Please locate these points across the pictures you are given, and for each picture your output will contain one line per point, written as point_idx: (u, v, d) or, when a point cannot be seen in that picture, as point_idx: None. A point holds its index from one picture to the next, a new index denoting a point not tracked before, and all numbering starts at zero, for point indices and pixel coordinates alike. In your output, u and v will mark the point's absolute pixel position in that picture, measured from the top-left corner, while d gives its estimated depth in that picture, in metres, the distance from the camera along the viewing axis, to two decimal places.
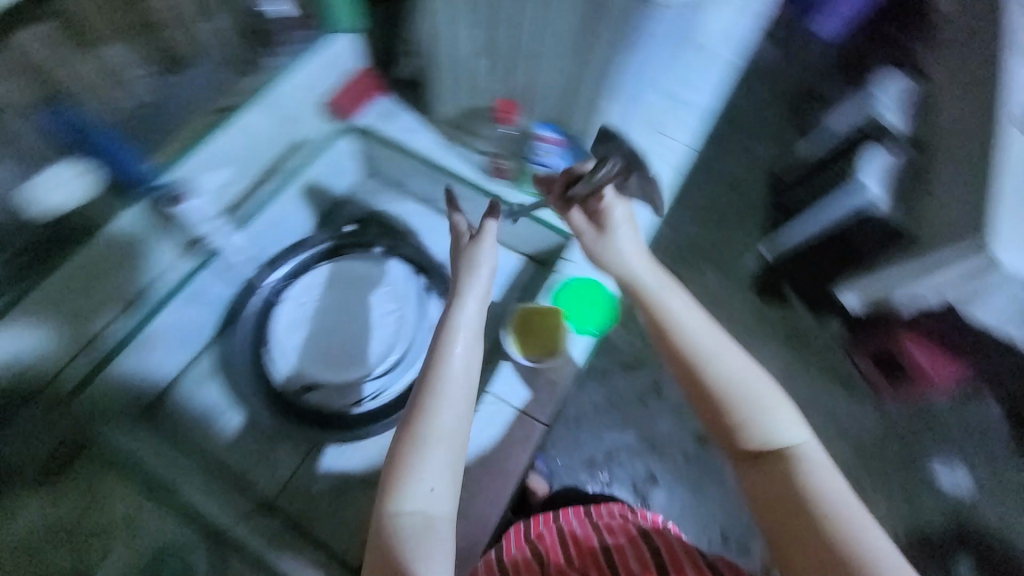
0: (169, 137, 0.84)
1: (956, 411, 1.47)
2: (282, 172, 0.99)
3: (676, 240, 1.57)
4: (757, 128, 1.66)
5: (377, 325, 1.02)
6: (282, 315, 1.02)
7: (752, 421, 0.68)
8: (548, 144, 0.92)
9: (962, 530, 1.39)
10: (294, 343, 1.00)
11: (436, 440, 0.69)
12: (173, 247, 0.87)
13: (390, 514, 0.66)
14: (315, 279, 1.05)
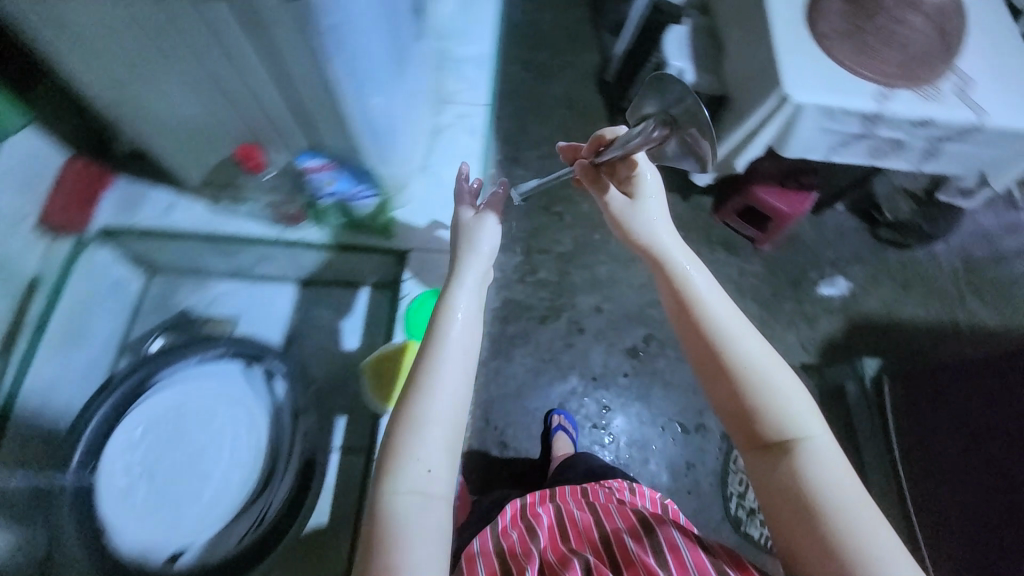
0: None
1: (814, 229, 1.69)
2: (87, 315, 1.02)
3: (527, 212, 1.73)
4: (552, 100, 1.88)
5: (232, 459, 1.03)
6: (106, 485, 0.95)
7: (750, 397, 0.67)
8: (319, 172, 0.94)
9: (855, 324, 1.59)
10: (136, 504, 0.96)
11: (444, 419, 0.66)
12: None
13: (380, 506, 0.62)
14: (141, 437, 1.00)
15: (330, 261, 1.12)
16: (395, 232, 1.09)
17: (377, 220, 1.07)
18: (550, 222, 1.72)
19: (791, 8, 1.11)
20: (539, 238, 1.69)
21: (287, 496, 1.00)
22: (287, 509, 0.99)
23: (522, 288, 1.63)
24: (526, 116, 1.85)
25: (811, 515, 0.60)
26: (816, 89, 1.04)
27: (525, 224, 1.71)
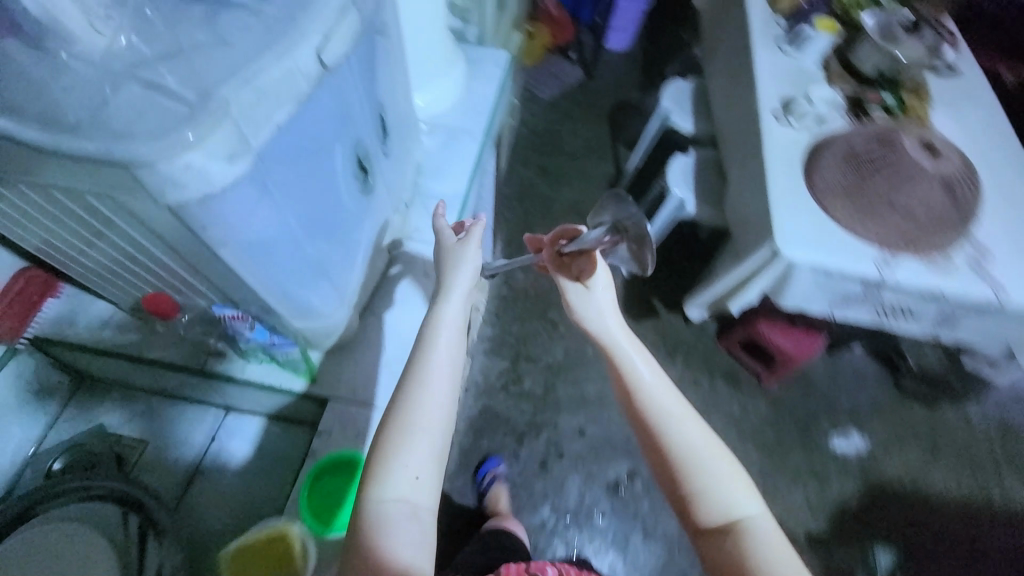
0: None
1: (828, 370, 1.55)
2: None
3: (523, 317, 1.67)
4: (563, 204, 1.88)
5: None
6: None
7: (707, 489, 0.59)
8: (236, 321, 0.64)
9: (872, 488, 1.40)
10: None
11: (412, 481, 0.52)
12: None
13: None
14: None
15: (249, 399, 0.86)
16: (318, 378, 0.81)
17: (301, 364, 0.79)
18: (545, 332, 1.65)
19: (791, 163, 1.09)
20: (530, 347, 1.62)
21: None
22: None
23: (504, 399, 1.54)
24: (535, 218, 1.85)
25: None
26: (812, 250, 0.98)
27: (516, 329, 1.64)
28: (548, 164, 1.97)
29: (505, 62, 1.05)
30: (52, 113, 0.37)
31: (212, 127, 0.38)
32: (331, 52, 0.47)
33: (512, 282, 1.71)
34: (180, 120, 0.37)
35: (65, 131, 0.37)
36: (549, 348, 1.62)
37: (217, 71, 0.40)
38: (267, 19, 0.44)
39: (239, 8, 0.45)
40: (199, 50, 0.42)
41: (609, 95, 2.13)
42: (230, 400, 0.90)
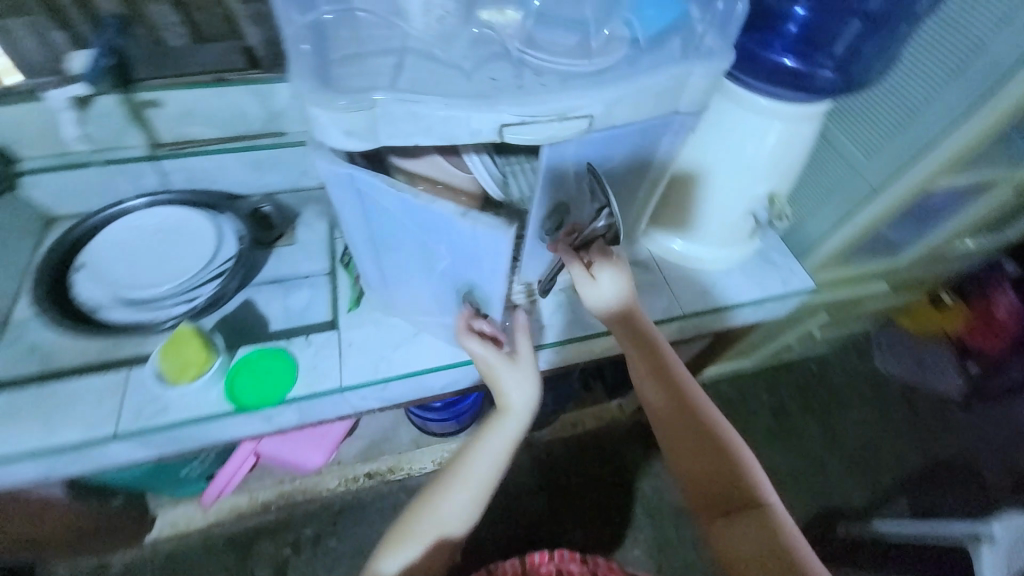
0: (174, 75, 0.84)
1: None
2: (210, 151, 0.90)
3: (586, 480, 1.43)
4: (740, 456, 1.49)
5: (113, 308, 0.76)
6: (114, 236, 0.82)
7: (716, 463, 0.65)
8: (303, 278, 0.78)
9: None
10: (95, 262, 0.79)
11: (449, 512, 0.67)
12: (142, 142, 0.88)
13: (388, 561, 0.67)
14: (150, 223, 0.84)
15: (319, 298, 0.84)
16: (355, 312, 0.75)
17: (358, 295, 0.75)
18: (590, 517, 1.38)
19: None
20: (561, 507, 1.39)
21: (91, 362, 0.74)
22: (84, 366, 0.73)
23: (498, 501, 1.38)
24: None
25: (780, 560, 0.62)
26: None
27: (571, 478, 1.43)
28: (790, 410, 1.60)
29: (789, 290, 0.84)
30: (313, 28, 0.48)
31: (361, 109, 0.41)
32: (519, 132, 0.46)
33: (610, 446, 1.48)
34: (359, 88, 0.42)
35: (302, 49, 0.45)
36: (574, 530, 1.36)
37: (423, 87, 0.45)
38: (506, 84, 0.47)
39: (504, 62, 0.49)
40: (438, 66, 0.48)
41: (948, 444, 1.58)
42: (321, 279, 0.87)
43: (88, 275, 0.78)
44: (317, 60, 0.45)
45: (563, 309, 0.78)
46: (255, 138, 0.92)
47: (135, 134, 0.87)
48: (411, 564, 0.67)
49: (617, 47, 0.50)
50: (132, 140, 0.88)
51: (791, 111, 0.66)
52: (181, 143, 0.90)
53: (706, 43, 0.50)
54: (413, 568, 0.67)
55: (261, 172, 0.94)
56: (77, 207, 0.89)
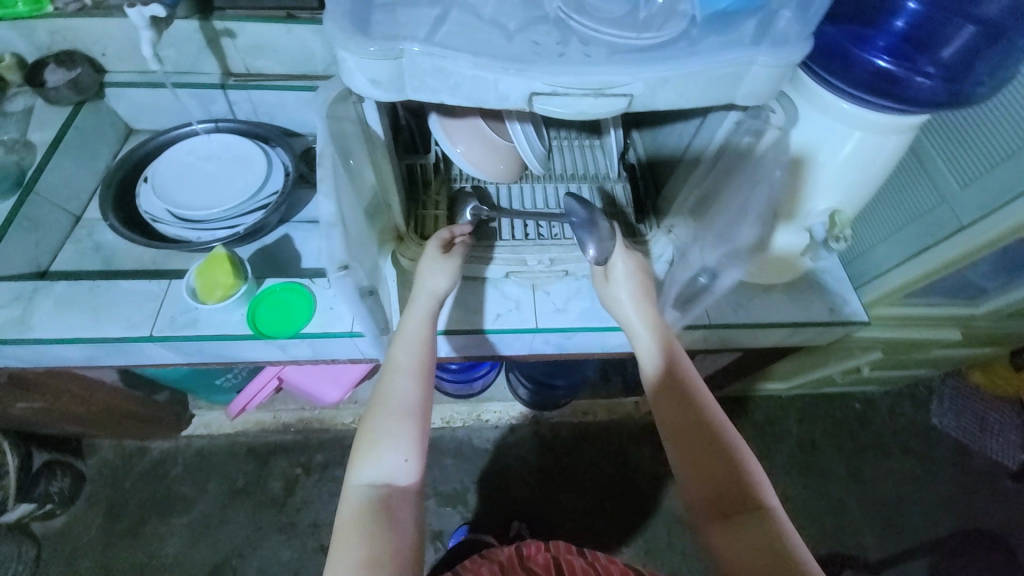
0: (251, 6, 0.87)
1: None
2: (273, 85, 0.94)
3: (587, 467, 1.43)
4: None
5: (166, 222, 0.81)
6: (177, 156, 0.87)
7: (714, 468, 0.54)
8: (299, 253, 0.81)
9: None
10: (157, 177, 0.84)
11: (398, 401, 0.59)
12: (217, 70, 0.93)
13: (359, 475, 0.57)
14: (210, 147, 0.89)
15: None
16: None
17: None
18: (584, 504, 1.38)
19: None
20: (558, 488, 1.40)
21: (145, 269, 0.81)
22: (139, 271, 0.81)
23: (497, 468, 1.42)
24: None
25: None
26: None
27: (573, 463, 1.43)
28: (820, 446, 1.50)
29: (834, 318, 0.78)
30: None
31: (388, 58, 0.40)
32: (548, 103, 0.44)
33: (618, 440, 1.46)
34: (388, 37, 0.41)
35: None
36: (567, 513, 1.37)
37: (458, 43, 0.43)
38: (547, 49, 0.44)
39: (548, 25, 0.46)
40: (480, 24, 0.46)
41: (990, 514, 1.43)
42: None
43: (151, 188, 0.84)
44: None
45: (582, 296, 0.76)
46: (318, 79, 0.95)
47: (209, 62, 0.92)
48: (389, 475, 0.57)
49: (674, 22, 0.45)
50: (208, 67, 0.93)
51: (874, 120, 0.58)
52: (251, 75, 0.94)
53: (779, 26, 0.45)
54: (391, 475, 0.57)
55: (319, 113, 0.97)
56: (156, 122, 0.98)
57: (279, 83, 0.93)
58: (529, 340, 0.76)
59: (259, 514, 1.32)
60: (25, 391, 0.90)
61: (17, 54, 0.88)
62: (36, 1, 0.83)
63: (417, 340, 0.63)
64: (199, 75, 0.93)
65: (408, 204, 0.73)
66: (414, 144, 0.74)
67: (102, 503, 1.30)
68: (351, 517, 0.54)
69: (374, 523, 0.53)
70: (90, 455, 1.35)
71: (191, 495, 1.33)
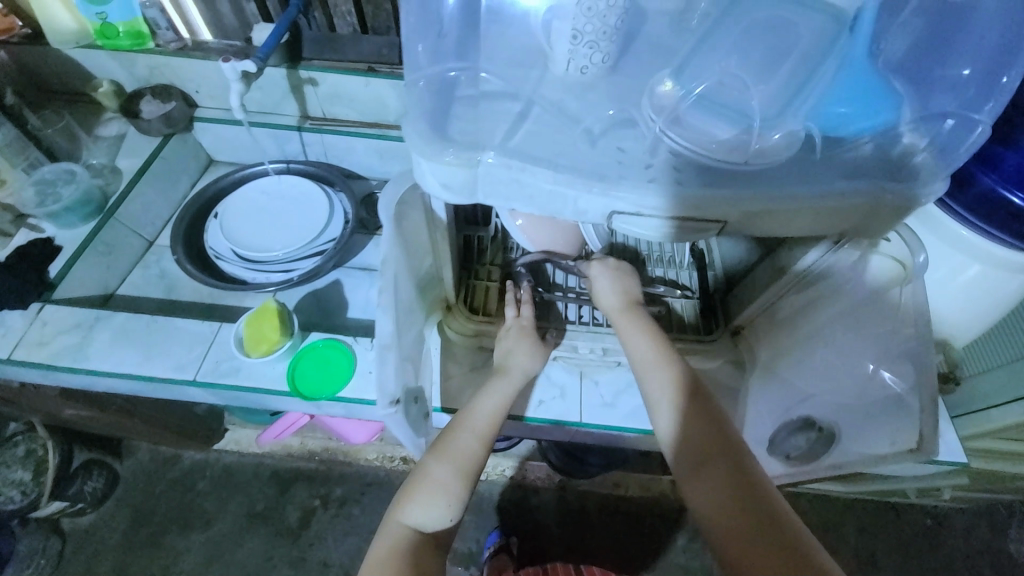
0: (336, 59, 0.90)
1: None
2: (346, 131, 0.96)
3: (612, 546, 1.30)
4: None
5: (226, 259, 0.84)
6: (247, 193, 0.91)
7: (690, 418, 0.55)
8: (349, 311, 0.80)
9: None
10: (226, 213, 0.88)
11: (462, 458, 0.57)
12: (297, 113, 0.97)
13: (403, 515, 0.55)
14: (279, 187, 0.91)
15: None
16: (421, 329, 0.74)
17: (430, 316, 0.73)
18: None
19: None
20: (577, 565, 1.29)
21: (202, 302, 0.83)
22: (197, 305, 0.83)
23: (515, 529, 1.33)
24: None
25: (769, 528, 0.46)
26: None
27: (596, 539, 1.31)
28: (883, 564, 1.27)
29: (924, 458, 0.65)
30: (441, 51, 0.45)
31: (464, 165, 0.38)
32: (629, 223, 0.40)
33: (648, 522, 1.33)
34: (466, 144, 0.39)
35: (426, 80, 0.43)
36: None
37: (537, 151, 0.41)
38: (632, 160, 0.40)
39: (635, 129, 0.42)
40: (563, 125, 0.43)
41: None
42: None
43: (218, 225, 0.87)
44: (437, 94, 0.42)
45: (633, 392, 0.69)
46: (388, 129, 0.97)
47: (289, 104, 0.95)
48: (431, 524, 0.54)
49: (785, 147, 0.40)
50: (288, 110, 0.97)
51: (996, 255, 0.51)
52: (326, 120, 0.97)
53: (913, 163, 0.38)
54: (435, 528, 0.55)
55: (385, 161, 0.99)
56: (233, 156, 1.02)
57: (352, 130, 0.96)
58: (572, 432, 0.71)
59: (272, 542, 1.31)
60: (73, 401, 0.93)
61: (115, 81, 0.94)
62: (139, 37, 0.88)
63: (498, 410, 0.61)
64: (278, 117, 0.97)
65: (460, 272, 0.71)
66: (475, 216, 0.72)
67: (129, 507, 1.33)
68: (383, 555, 0.52)
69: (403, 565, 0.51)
70: (127, 456, 1.39)
71: (211, 511, 1.34)
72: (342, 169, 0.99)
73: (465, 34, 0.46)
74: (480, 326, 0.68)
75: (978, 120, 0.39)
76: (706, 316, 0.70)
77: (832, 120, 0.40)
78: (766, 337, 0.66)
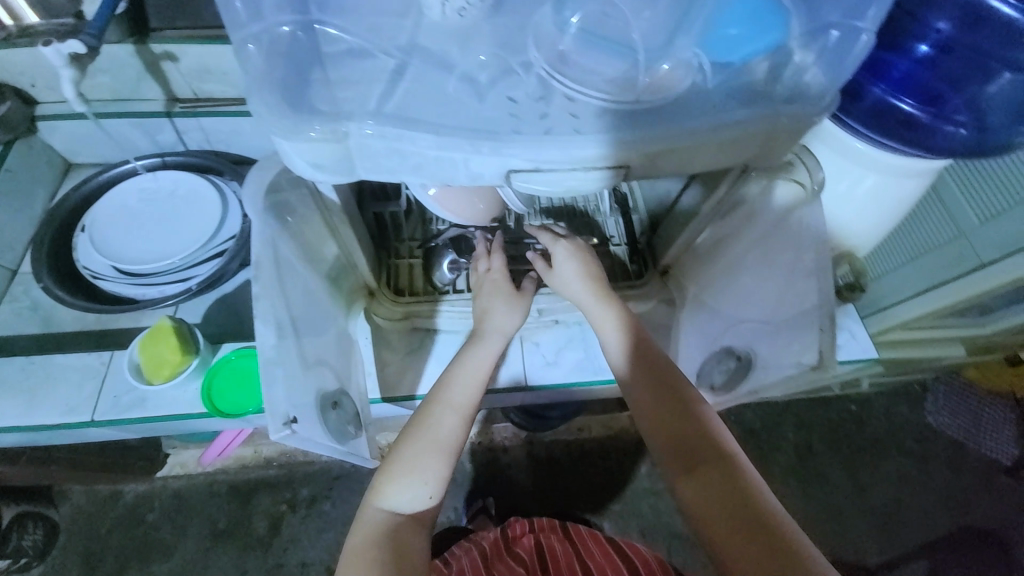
0: (192, 26, 0.76)
1: None
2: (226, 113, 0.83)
3: (586, 487, 1.36)
4: None
5: (107, 279, 0.73)
6: (119, 197, 0.78)
7: (674, 417, 0.50)
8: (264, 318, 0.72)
9: None
10: (97, 225, 0.76)
11: (442, 430, 0.52)
12: (162, 97, 0.83)
13: (381, 497, 0.49)
14: (157, 185, 0.80)
15: None
16: None
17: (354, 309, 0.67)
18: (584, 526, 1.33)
19: None
20: (554, 511, 1.34)
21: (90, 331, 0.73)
22: (85, 335, 0.73)
23: (492, 491, 1.35)
24: None
25: (766, 537, 0.41)
26: None
27: (571, 484, 1.36)
28: (818, 451, 1.33)
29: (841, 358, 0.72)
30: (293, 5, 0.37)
31: (333, 140, 0.33)
32: (529, 180, 0.36)
33: (617, 460, 1.39)
34: (327, 113, 0.34)
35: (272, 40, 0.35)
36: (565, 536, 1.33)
37: (418, 112, 0.36)
38: (525, 110, 0.37)
39: (520, 75, 0.38)
40: (447, 79, 0.38)
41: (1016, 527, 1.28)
42: None
43: (89, 240, 0.75)
44: (290, 61, 0.35)
45: (574, 347, 0.70)
46: None
47: (150, 88, 0.81)
48: (411, 504, 0.49)
49: (680, 77, 0.38)
50: (150, 95, 0.82)
51: (889, 163, 0.53)
52: (200, 100, 0.83)
53: (804, 81, 0.38)
54: (416, 509, 0.49)
55: None
56: (100, 155, 0.88)
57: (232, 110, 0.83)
58: (520, 397, 0.71)
59: (244, 556, 1.26)
60: None
61: None
62: None
63: (481, 372, 0.57)
64: (140, 104, 0.83)
65: (378, 255, 0.66)
66: (384, 190, 0.63)
67: (78, 555, 1.23)
68: (359, 543, 0.46)
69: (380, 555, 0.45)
70: (62, 502, 1.27)
71: (171, 539, 1.27)
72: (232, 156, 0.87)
73: None
74: (409, 307, 0.64)
75: (861, 27, 0.37)
76: (634, 260, 0.70)
77: (722, 41, 0.37)
78: (692, 273, 0.66)
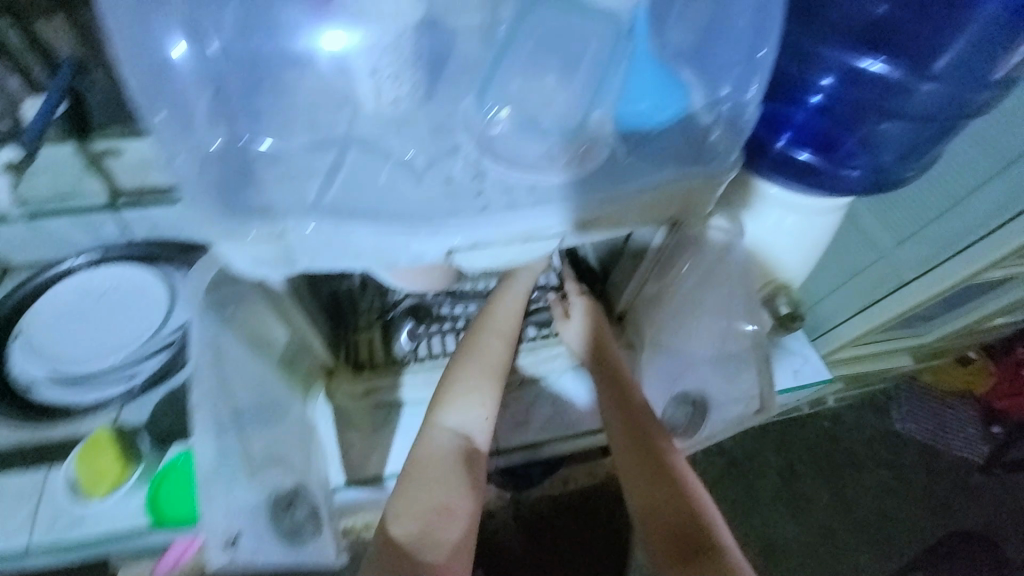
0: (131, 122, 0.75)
1: None
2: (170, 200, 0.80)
3: (578, 541, 1.31)
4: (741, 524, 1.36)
5: (46, 387, 0.69)
6: (57, 299, 0.75)
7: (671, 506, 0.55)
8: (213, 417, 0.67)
9: None
10: (33, 330, 0.72)
11: (490, 360, 0.60)
12: (102, 189, 0.79)
13: (443, 419, 0.58)
14: (99, 281, 0.77)
15: None
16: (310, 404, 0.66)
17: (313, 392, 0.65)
18: None
19: None
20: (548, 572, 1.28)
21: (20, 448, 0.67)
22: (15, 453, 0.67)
23: (481, 560, 1.27)
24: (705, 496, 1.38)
25: None
26: None
27: (562, 541, 1.31)
28: (801, 473, 1.33)
29: (799, 383, 0.74)
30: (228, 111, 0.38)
31: (271, 238, 0.35)
32: (470, 256, 0.39)
33: (606, 508, 1.35)
34: (266, 212, 0.35)
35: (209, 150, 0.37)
36: None
37: (357, 200, 0.37)
38: (462, 190, 0.39)
39: (457, 157, 0.40)
40: (384, 167, 0.39)
41: (996, 525, 1.31)
42: None
43: (24, 347, 0.71)
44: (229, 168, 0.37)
45: (543, 404, 0.69)
46: None
47: (89, 183, 0.78)
48: (469, 425, 0.58)
49: (601, 148, 0.41)
50: (88, 189, 0.78)
51: (802, 204, 0.59)
52: (145, 190, 0.80)
53: (711, 141, 0.42)
54: (473, 425, 0.59)
55: None
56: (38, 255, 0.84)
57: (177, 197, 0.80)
58: (492, 461, 0.70)
59: None
60: None
61: None
62: None
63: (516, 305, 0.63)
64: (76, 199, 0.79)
65: (335, 332, 0.64)
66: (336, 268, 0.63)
67: None
68: (430, 454, 0.56)
69: (445, 471, 0.56)
70: None
71: None
72: (177, 242, 0.82)
73: (256, 88, 0.40)
74: (369, 383, 0.63)
75: (748, 95, 0.43)
76: None
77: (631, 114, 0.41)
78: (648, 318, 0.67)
